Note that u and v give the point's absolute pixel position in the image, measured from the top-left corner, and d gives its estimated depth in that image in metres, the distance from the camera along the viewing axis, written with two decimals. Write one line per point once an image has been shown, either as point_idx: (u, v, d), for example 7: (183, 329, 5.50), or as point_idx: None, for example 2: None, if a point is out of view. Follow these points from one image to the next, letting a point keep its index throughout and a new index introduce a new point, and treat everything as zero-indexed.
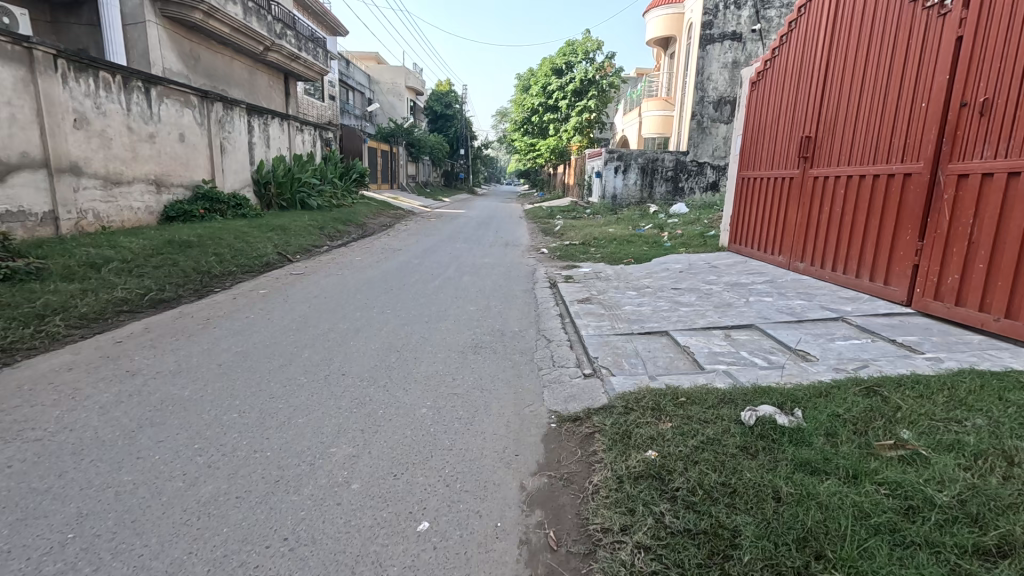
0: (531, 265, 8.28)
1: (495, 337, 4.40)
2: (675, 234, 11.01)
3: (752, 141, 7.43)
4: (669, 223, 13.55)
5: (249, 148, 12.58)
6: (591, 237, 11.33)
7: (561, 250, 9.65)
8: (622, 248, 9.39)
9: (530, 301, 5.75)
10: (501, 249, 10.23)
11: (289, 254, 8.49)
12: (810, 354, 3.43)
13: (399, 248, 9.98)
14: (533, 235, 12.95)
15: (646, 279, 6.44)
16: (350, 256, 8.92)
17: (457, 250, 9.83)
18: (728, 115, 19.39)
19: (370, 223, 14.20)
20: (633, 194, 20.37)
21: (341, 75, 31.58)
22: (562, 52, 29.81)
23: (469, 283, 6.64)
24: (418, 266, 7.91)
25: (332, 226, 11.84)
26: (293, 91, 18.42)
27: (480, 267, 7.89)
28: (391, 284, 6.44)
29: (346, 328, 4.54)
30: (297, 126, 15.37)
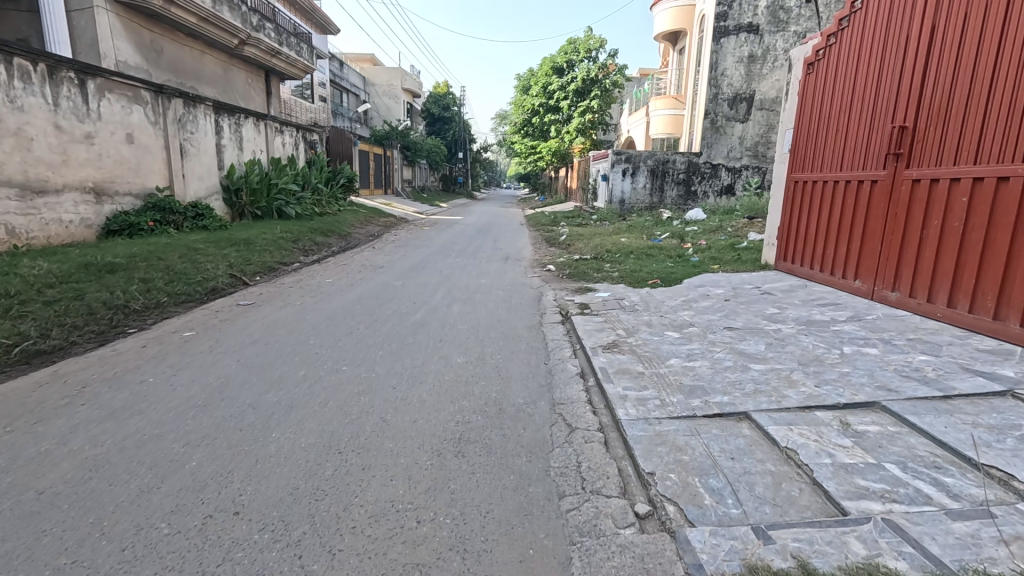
0: (537, 287, 6.87)
1: (489, 417, 3.01)
2: (700, 246, 9.62)
3: (808, 136, 6.01)
4: (688, 231, 12.17)
5: (217, 151, 11.22)
6: (604, 249, 9.93)
7: (569, 266, 8.26)
8: (642, 265, 7.98)
9: (538, 345, 4.37)
10: (501, 265, 8.84)
11: (246, 275, 7.08)
12: (1017, 482, 2.05)
13: (382, 264, 8.62)
14: (536, 247, 11.56)
15: (686, 311, 5.02)
16: (321, 275, 7.53)
17: (449, 266, 8.45)
18: (743, 113, 18.07)
19: (355, 233, 12.85)
20: (642, 198, 19.00)
21: (333, 76, 30.30)
22: (563, 50, 28.50)
23: (459, 316, 5.26)
24: (399, 290, 6.51)
25: (309, 238, 10.47)
26: (275, 90, 17.07)
27: (475, 291, 6.51)
28: (360, 319, 5.05)
29: (275, 402, 3.15)
30: (277, 127, 14.00)
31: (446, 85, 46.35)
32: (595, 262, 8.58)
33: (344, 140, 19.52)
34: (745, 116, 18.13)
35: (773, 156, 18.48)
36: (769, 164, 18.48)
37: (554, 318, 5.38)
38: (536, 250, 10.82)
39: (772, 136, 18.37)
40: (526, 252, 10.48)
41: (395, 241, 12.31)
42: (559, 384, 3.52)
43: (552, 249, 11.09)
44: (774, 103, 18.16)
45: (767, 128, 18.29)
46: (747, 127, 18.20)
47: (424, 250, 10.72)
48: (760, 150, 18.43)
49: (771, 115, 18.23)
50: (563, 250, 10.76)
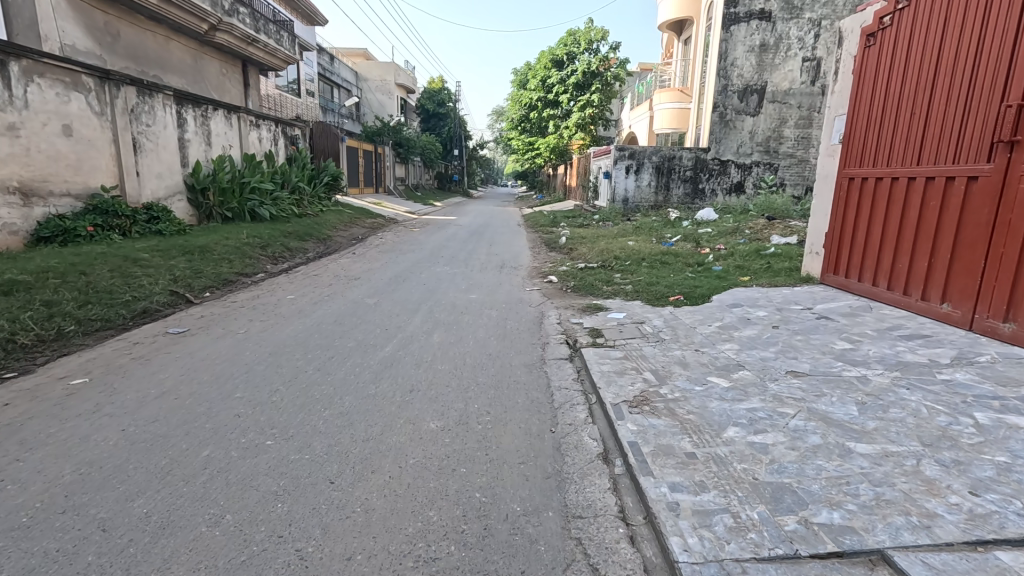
0: (538, 305, 5.76)
1: (468, 549, 1.92)
2: (720, 252, 8.53)
3: (867, 124, 4.94)
4: (701, 233, 11.12)
5: (179, 146, 10.10)
6: (612, 255, 8.82)
7: (574, 276, 7.16)
8: (659, 276, 6.88)
9: (540, 398, 3.27)
10: (496, 274, 7.73)
11: (192, 291, 5.99)
12: None
13: (359, 274, 7.51)
14: (535, 252, 10.44)
15: (729, 345, 3.95)
16: (284, 290, 6.42)
17: (435, 277, 7.34)
18: (754, 106, 17.03)
19: (336, 237, 11.74)
20: (646, 197, 17.92)
21: (322, 70, 29.14)
22: (563, 42, 27.43)
23: (439, 349, 4.15)
24: (371, 309, 5.41)
25: (279, 243, 9.37)
26: (254, 82, 15.90)
27: (462, 311, 5.40)
28: (312, 356, 3.95)
29: (139, 520, 2.06)
30: (252, 120, 12.87)
31: (441, 81, 45.20)
32: (603, 270, 7.49)
33: (331, 135, 18.37)
34: (756, 110, 17.08)
35: (785, 152, 17.41)
36: (781, 160, 17.43)
37: (560, 349, 4.29)
38: (536, 256, 9.72)
39: (785, 130, 17.26)
40: (525, 258, 9.39)
41: (379, 245, 11.18)
42: (572, 475, 2.42)
43: (553, 254, 9.98)
44: (788, 95, 17.04)
45: (779, 122, 17.19)
46: (758, 121, 17.14)
47: (409, 256, 9.63)
48: (772, 145, 17.35)
49: (784, 107, 17.11)
50: (566, 255, 9.63)
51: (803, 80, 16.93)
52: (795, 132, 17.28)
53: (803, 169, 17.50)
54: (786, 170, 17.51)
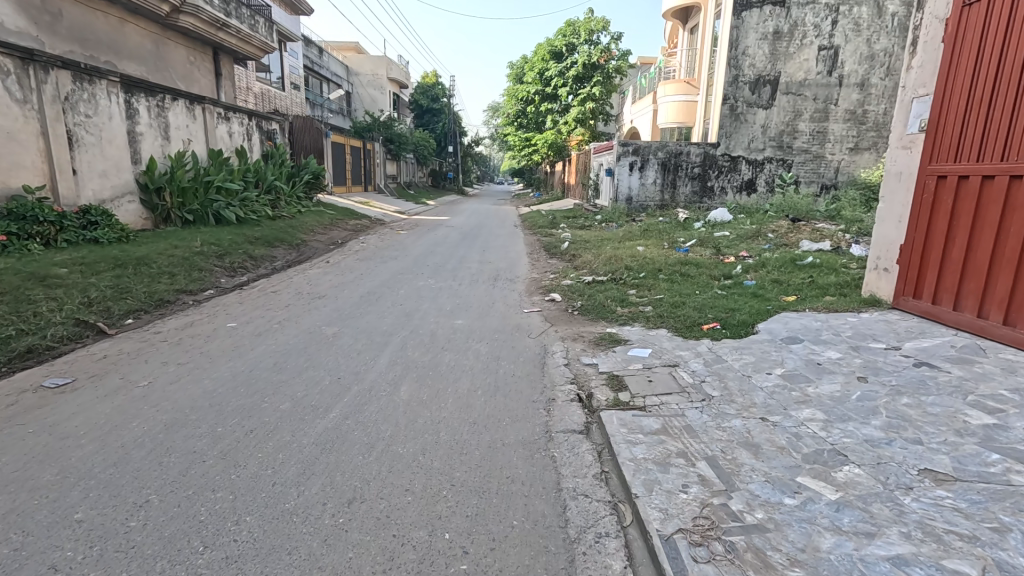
0: (539, 335, 4.61)
1: None
2: (747, 262, 7.40)
3: (966, 105, 3.79)
4: (717, 236, 10.05)
5: (129, 140, 8.94)
6: (623, 264, 7.68)
7: (582, 292, 6.02)
8: (684, 292, 5.75)
9: (547, 516, 2.14)
10: (488, 289, 6.61)
11: (109, 318, 4.85)
12: None
13: (325, 290, 6.37)
14: (534, 259, 9.32)
15: (808, 411, 2.84)
16: (228, 314, 5.27)
17: (415, 294, 6.20)
18: (767, 98, 15.97)
19: (313, 241, 10.59)
20: (652, 195, 16.78)
21: (310, 62, 27.93)
22: (562, 33, 26.29)
23: (403, 414, 3.01)
24: (326, 345, 4.26)
25: (240, 251, 8.23)
26: (228, 72, 14.71)
27: (442, 347, 4.26)
28: (220, 430, 2.81)
29: None
30: (220, 113, 11.70)
31: (436, 76, 44.02)
32: (616, 284, 6.34)
33: (315, 130, 17.16)
34: (769, 102, 16.02)
35: (800, 147, 16.34)
36: (795, 156, 16.36)
37: (570, 409, 3.15)
38: (535, 265, 8.59)
39: (800, 124, 16.18)
40: (523, 267, 8.26)
41: (360, 251, 10.04)
42: None
43: (555, 262, 8.86)
44: (803, 86, 15.93)
45: (793, 115, 16.12)
46: (770, 114, 16.09)
47: (391, 264, 8.53)
48: (786, 140, 16.27)
49: (799, 99, 16.02)
50: (570, 264, 8.49)
51: (820, 70, 15.79)
52: (810, 126, 16.19)
53: (819, 166, 16.41)
54: (801, 166, 16.44)
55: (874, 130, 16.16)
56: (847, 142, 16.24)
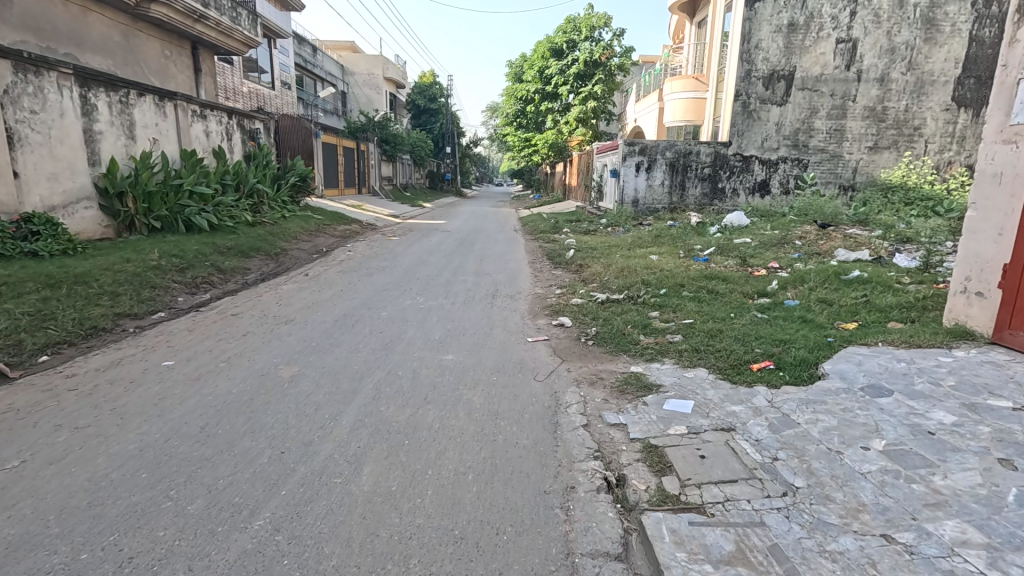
0: (548, 377, 3.70)
1: None
2: (780, 275, 6.52)
3: None
4: (737, 243, 9.17)
5: (86, 139, 8.03)
6: (638, 277, 6.80)
7: (595, 314, 5.12)
8: (717, 316, 4.85)
9: None
10: (486, 310, 5.72)
11: (15, 355, 3.93)
12: None
13: (295, 313, 5.46)
14: (536, 269, 8.43)
15: (957, 526, 1.94)
16: (169, 347, 4.34)
17: (400, 317, 5.29)
18: (781, 94, 15.11)
19: (295, 250, 9.68)
20: (659, 197, 15.88)
21: (301, 60, 27.03)
22: (563, 29, 25.43)
23: (362, 524, 2.11)
24: (277, 396, 3.34)
25: (207, 262, 7.33)
26: (208, 67, 13.82)
27: (425, 397, 3.35)
28: (82, 561, 1.89)
29: None
30: (194, 110, 10.80)
31: (433, 75, 43.16)
32: (634, 303, 5.45)
33: (303, 130, 16.26)
34: (783, 98, 15.16)
35: (816, 146, 15.47)
36: (811, 156, 15.50)
37: (599, 510, 2.24)
38: (539, 277, 7.70)
39: (816, 122, 15.31)
40: (525, 281, 7.36)
41: (345, 260, 9.14)
42: None
43: (560, 274, 7.98)
44: (819, 81, 15.05)
45: (809, 112, 15.25)
46: (785, 112, 15.23)
47: (378, 277, 7.63)
48: (801, 138, 15.41)
49: (815, 95, 15.14)
50: (577, 277, 7.60)
51: (837, 64, 14.92)
52: (827, 124, 15.32)
53: (836, 166, 15.54)
54: (817, 166, 15.57)
55: (895, 128, 15.29)
56: (866, 140, 15.36)
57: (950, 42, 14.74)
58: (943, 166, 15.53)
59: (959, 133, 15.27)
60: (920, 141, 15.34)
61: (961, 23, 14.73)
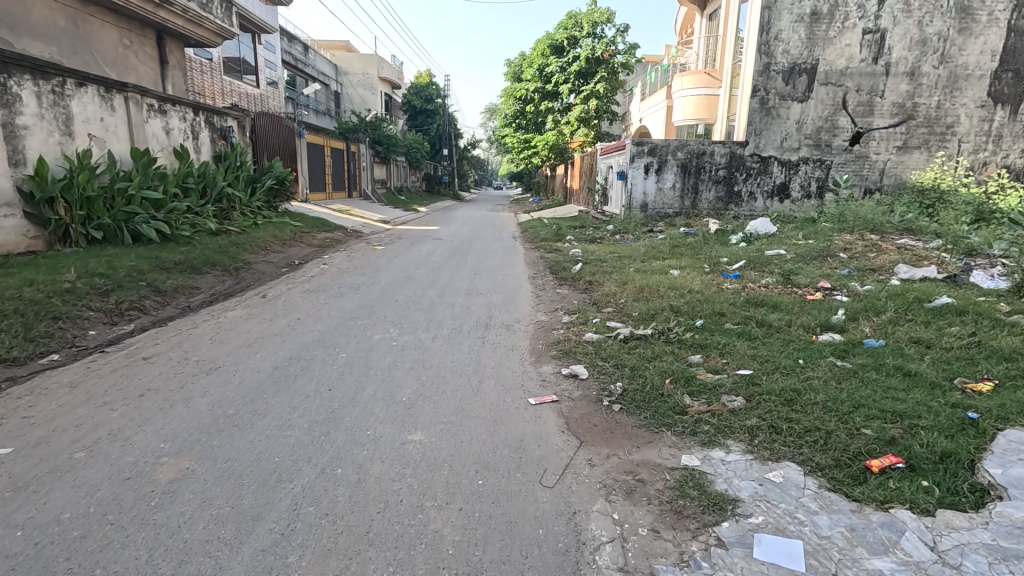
0: (561, 485, 2.46)
1: None
2: (841, 299, 5.31)
3: None
4: (770, 255, 7.98)
5: (6, 135, 6.80)
6: (664, 301, 5.59)
7: (617, 359, 3.90)
8: (783, 365, 3.62)
9: None
10: (476, 348, 4.48)
11: None
12: None
13: (227, 355, 4.20)
14: (539, 287, 7.23)
15: None
16: (22, 419, 3.07)
17: (361, 362, 4.05)
18: (803, 90, 13.97)
19: (261, 264, 8.45)
20: (669, 201, 14.67)
21: (290, 58, 25.82)
22: (563, 25, 24.28)
23: None
24: (126, 530, 2.07)
25: (141, 282, 6.09)
26: (177, 59, 12.59)
27: (366, 530, 2.10)
28: None
29: None
30: (151, 104, 9.57)
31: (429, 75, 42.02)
32: (666, 342, 4.23)
33: (284, 129, 15.05)
34: (805, 94, 14.00)
35: (840, 146, 14.29)
36: (834, 157, 14.33)
37: None
38: (542, 299, 6.49)
39: (840, 119, 14.13)
40: (526, 304, 6.14)
41: (318, 276, 7.91)
42: None
43: (567, 294, 6.76)
44: (844, 75, 13.89)
45: (833, 109, 14.08)
46: (807, 108, 14.07)
47: (351, 298, 6.41)
48: (824, 137, 14.24)
49: (839, 91, 13.97)
50: (587, 298, 6.39)
51: (863, 57, 13.76)
52: (852, 122, 14.14)
53: (861, 167, 14.36)
54: (840, 168, 14.41)
55: (926, 126, 14.10)
56: (894, 140, 14.17)
57: (987, 32, 13.56)
58: (978, 167, 14.34)
59: (995, 132, 14.09)
60: (953, 140, 14.14)
61: (999, 12, 13.54)
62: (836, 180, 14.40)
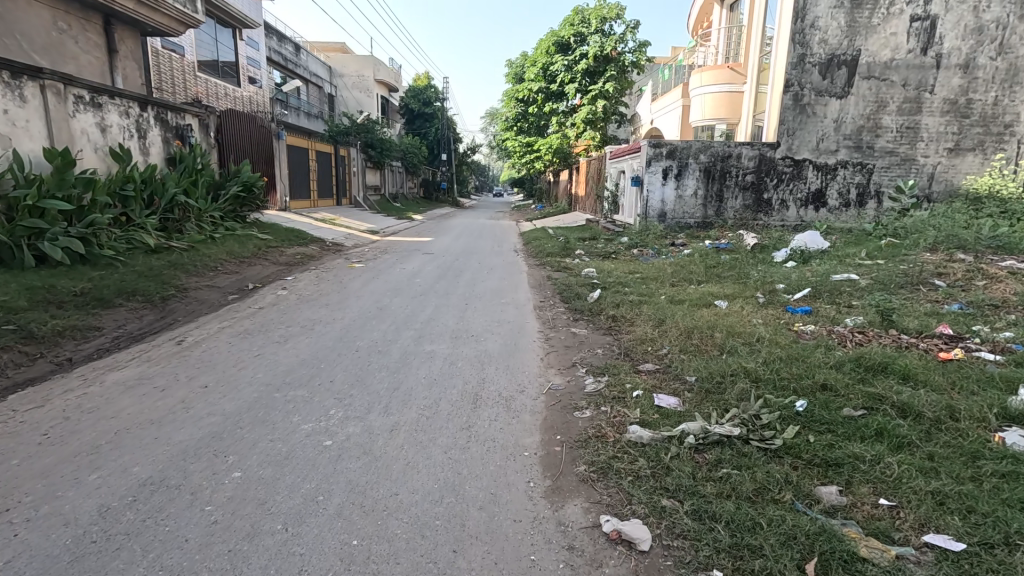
0: None
1: None
2: (994, 361, 3.64)
3: None
4: (840, 282, 6.35)
5: None
6: (731, 358, 3.95)
7: (699, 502, 2.25)
8: (1013, 530, 1.97)
9: None
10: (459, 452, 2.83)
11: None
12: None
13: (43, 476, 2.54)
14: (550, 325, 5.60)
15: None
16: None
17: (256, 500, 2.37)
18: (842, 84, 12.39)
19: (202, 291, 6.82)
20: (690, 210, 13.03)
21: (278, 57, 24.39)
22: (569, 21, 22.76)
23: None
24: None
25: (7, 328, 4.45)
26: (131, 49, 11.02)
27: None
28: None
29: None
30: (79, 96, 7.98)
31: (429, 78, 40.70)
32: (767, 458, 2.57)
33: (258, 129, 13.45)
34: (844, 89, 12.43)
35: (883, 148, 12.69)
36: (876, 160, 12.73)
37: None
38: (554, 347, 4.84)
39: (884, 118, 12.54)
40: (531, 358, 4.48)
41: (268, 308, 6.26)
42: None
43: (587, 338, 5.11)
44: (888, 68, 12.30)
45: (876, 106, 12.49)
46: (846, 105, 12.50)
47: (298, 346, 4.74)
48: (865, 138, 12.65)
49: (883, 85, 12.38)
50: (613, 347, 4.73)
51: (911, 48, 12.18)
52: (897, 121, 12.54)
53: (907, 172, 12.75)
54: (883, 172, 12.81)
55: (981, 125, 12.48)
56: (945, 141, 12.55)
57: None
58: None
59: None
60: (1012, 141, 12.52)
61: None
62: (900, 186, 12.77)
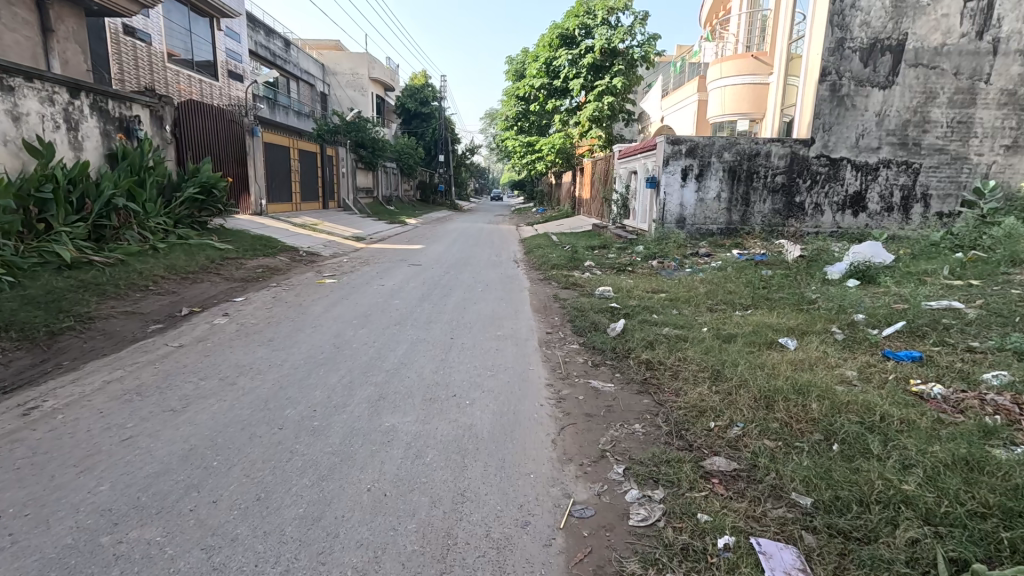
0: None
1: None
2: None
3: None
4: (941, 312, 4.86)
5: None
6: (864, 463, 2.47)
7: None
8: None
9: None
10: None
11: None
12: None
13: None
14: (564, 377, 4.11)
15: None
16: None
17: None
18: (886, 73, 10.94)
19: (117, 321, 5.34)
20: (712, 215, 11.55)
21: (263, 52, 22.91)
22: (574, 13, 21.33)
23: None
24: None
25: None
26: (71, 29, 9.55)
27: None
28: None
29: None
30: None
31: (426, 77, 39.33)
32: None
33: (224, 124, 11.98)
34: (888, 78, 10.98)
35: (931, 145, 11.22)
36: (922, 158, 11.27)
37: None
38: (569, 422, 3.35)
39: (932, 110, 11.08)
40: (537, 446, 2.98)
41: (191, 346, 4.77)
42: None
43: (616, 403, 3.62)
44: (939, 54, 10.85)
45: (923, 97, 11.03)
46: (890, 96, 11.04)
47: (195, 419, 3.23)
48: (911, 134, 11.18)
49: (932, 74, 10.92)
50: (658, 424, 3.23)
51: (965, 31, 10.72)
52: (947, 114, 11.08)
53: (959, 172, 11.28)
54: (931, 173, 11.34)
55: None
56: (1002, 137, 11.07)
57: None
58: None
59: None
60: None
61: None
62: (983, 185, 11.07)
